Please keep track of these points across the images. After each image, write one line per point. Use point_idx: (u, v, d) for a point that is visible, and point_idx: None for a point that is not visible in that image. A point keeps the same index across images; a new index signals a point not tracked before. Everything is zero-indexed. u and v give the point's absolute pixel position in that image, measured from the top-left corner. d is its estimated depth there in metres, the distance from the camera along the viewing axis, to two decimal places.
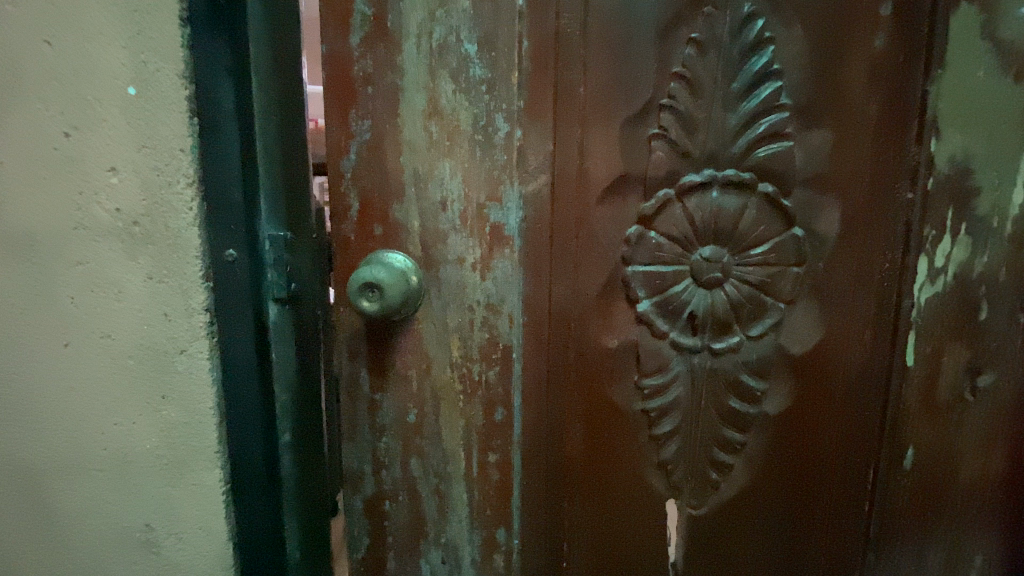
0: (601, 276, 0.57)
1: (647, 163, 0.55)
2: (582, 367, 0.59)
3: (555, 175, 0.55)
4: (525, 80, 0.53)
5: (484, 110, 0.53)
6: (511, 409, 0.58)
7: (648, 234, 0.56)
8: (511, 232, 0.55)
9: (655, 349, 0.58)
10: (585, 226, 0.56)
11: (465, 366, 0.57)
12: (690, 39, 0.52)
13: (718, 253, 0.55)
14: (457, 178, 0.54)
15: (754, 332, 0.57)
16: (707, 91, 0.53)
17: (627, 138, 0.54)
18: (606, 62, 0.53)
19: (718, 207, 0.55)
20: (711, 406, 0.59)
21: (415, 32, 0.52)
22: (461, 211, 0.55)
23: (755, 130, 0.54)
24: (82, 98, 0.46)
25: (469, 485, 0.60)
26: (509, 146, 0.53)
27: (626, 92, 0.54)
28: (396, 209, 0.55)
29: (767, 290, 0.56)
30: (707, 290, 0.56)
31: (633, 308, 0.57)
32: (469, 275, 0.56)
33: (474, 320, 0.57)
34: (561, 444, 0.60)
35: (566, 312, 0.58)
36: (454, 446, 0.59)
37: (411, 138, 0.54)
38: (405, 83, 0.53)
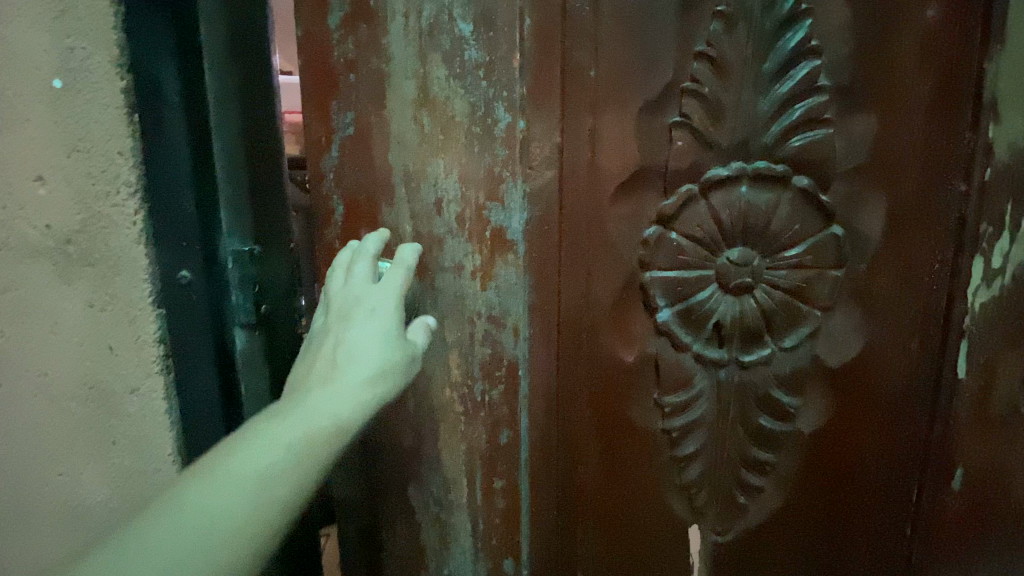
0: (616, 283, 0.51)
1: (667, 155, 0.48)
2: (595, 383, 0.53)
3: (564, 170, 0.49)
4: (528, 62, 0.46)
5: (482, 99, 0.47)
6: (517, 430, 0.52)
7: (669, 236, 0.50)
8: (514, 236, 0.49)
9: (677, 362, 0.52)
10: (598, 227, 0.50)
11: (466, 384, 0.52)
12: (716, 12, 0.46)
13: (747, 255, 0.50)
14: (452, 176, 0.48)
15: (788, 343, 0.51)
16: (735, 72, 0.47)
17: (644, 127, 0.48)
18: (619, 41, 0.47)
19: (748, 204, 0.49)
20: (742, 425, 0.53)
21: (402, 10, 0.45)
22: (459, 212, 0.49)
23: (791, 117, 0.47)
24: (6, 95, 0.41)
25: (473, 513, 0.54)
26: (510, 139, 0.47)
27: (644, 75, 0.47)
28: (385, 212, 0.49)
29: (803, 296, 0.50)
30: (735, 297, 0.51)
31: (652, 318, 0.51)
32: (469, 284, 0.50)
33: (475, 334, 0.51)
34: (573, 466, 0.55)
35: (577, 322, 0.52)
36: (455, 471, 0.53)
37: (400, 132, 0.47)
38: (391, 68, 0.46)
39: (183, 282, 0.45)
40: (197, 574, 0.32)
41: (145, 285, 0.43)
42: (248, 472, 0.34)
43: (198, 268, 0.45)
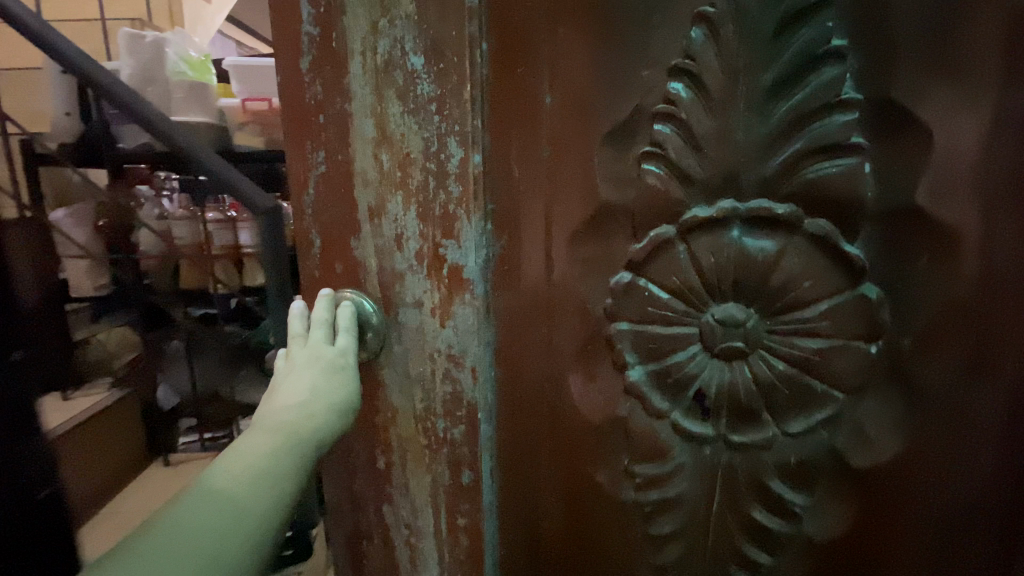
0: (581, 332, 0.45)
1: (640, 189, 0.41)
2: (560, 436, 0.48)
3: (521, 204, 0.44)
4: (482, 94, 0.42)
5: (435, 134, 0.44)
6: (478, 471, 0.50)
7: (640, 284, 0.42)
8: (471, 275, 0.45)
9: (650, 429, 0.45)
10: (560, 269, 0.45)
11: (428, 420, 0.50)
12: (698, 14, 0.37)
13: (739, 315, 0.40)
14: (411, 213, 0.46)
15: (794, 429, 0.40)
16: (724, 87, 0.37)
17: (610, 159, 0.41)
18: (579, 63, 0.41)
19: (742, 252, 0.39)
20: (728, 515, 0.44)
21: (359, 48, 0.44)
22: (417, 250, 0.46)
23: (802, 142, 0.36)
24: None
25: (440, 546, 0.53)
26: (463, 174, 0.44)
27: (607, 100, 0.40)
28: (355, 246, 0.48)
29: (815, 371, 0.39)
30: (725, 363, 0.41)
31: (621, 375, 0.44)
32: (430, 322, 0.47)
33: (436, 371, 0.48)
34: (536, 517, 0.51)
35: (542, 369, 0.47)
36: (421, 504, 0.52)
37: (362, 168, 0.46)
38: (353, 106, 0.45)
39: None
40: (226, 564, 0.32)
41: None
42: (251, 469, 0.36)
43: None
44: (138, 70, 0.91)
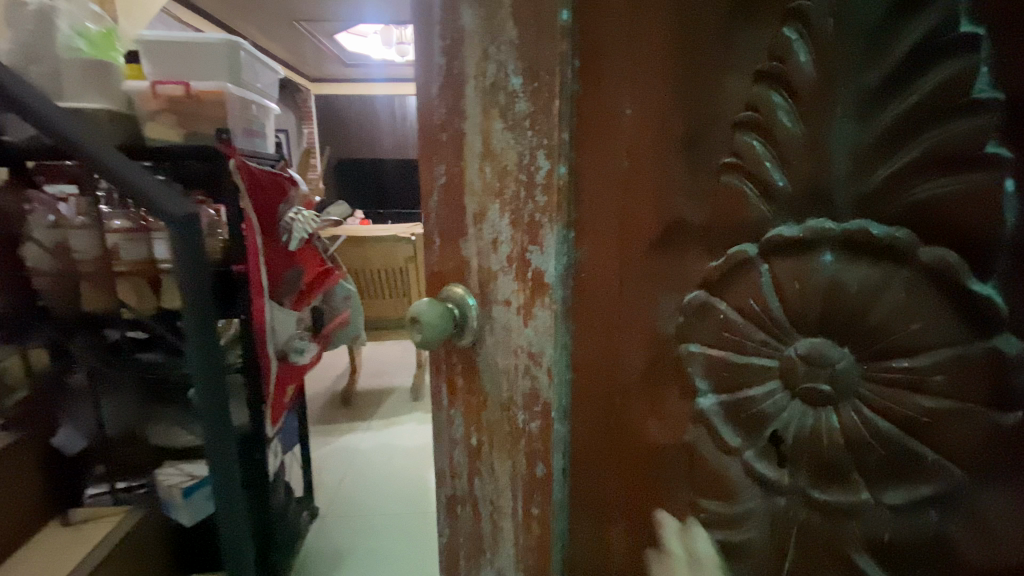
0: (648, 347, 0.39)
1: (716, 201, 0.35)
2: (622, 458, 0.41)
3: (595, 205, 0.37)
4: (571, 105, 0.35)
5: (527, 146, 0.36)
6: (555, 472, 0.40)
7: (715, 305, 0.36)
8: (551, 282, 0.37)
9: (718, 464, 0.39)
10: (633, 277, 0.38)
11: (507, 420, 0.41)
12: (788, 12, 0.31)
13: (824, 352, 0.34)
14: (505, 218, 0.38)
15: (891, 500, 0.33)
16: (823, 89, 0.31)
17: (689, 164, 0.35)
18: (658, 62, 0.34)
19: (834, 282, 0.33)
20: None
21: (472, 66, 0.37)
22: (506, 251, 0.38)
23: (915, 153, 0.30)
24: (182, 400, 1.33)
25: (516, 539, 0.42)
26: (550, 189, 0.36)
27: (694, 103, 0.34)
28: (461, 245, 0.40)
29: (923, 435, 0.32)
30: (808, 406, 0.35)
31: (689, 403, 0.39)
32: (514, 324, 0.39)
33: (518, 371, 0.39)
34: (598, 546, 0.43)
35: (612, 381, 0.40)
36: (503, 549, 0.43)
37: (467, 175, 0.39)
38: (461, 119, 0.38)
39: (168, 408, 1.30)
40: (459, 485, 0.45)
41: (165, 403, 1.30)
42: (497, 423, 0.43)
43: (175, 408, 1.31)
44: (20, 45, 1.12)
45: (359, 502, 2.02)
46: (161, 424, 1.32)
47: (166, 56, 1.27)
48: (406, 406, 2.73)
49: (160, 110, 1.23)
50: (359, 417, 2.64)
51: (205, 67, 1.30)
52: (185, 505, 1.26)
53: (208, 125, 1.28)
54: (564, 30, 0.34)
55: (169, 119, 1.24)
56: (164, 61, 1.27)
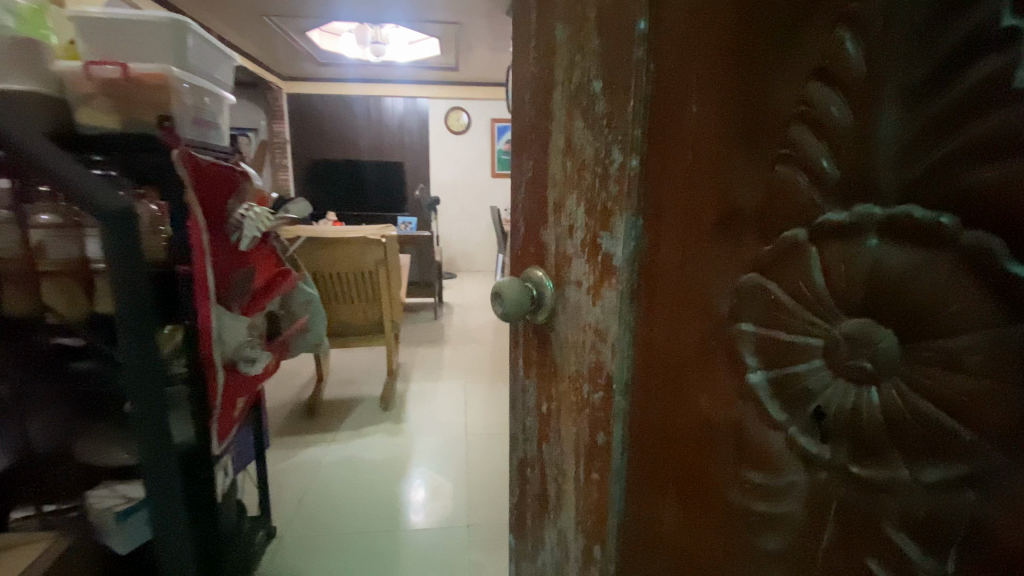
0: (702, 326, 0.41)
1: (771, 191, 0.37)
2: (676, 433, 0.44)
3: (660, 191, 0.41)
4: (645, 107, 0.40)
5: (604, 145, 0.42)
6: (614, 437, 0.44)
7: (766, 286, 0.39)
8: (619, 263, 0.42)
9: (762, 438, 0.41)
10: (690, 259, 0.41)
11: (574, 385, 0.47)
12: (844, 10, 0.34)
13: (864, 331, 0.36)
14: (580, 208, 0.44)
15: (929, 479, 0.34)
16: (872, 83, 0.34)
17: (746, 154, 0.38)
18: (721, 60, 0.37)
19: (876, 263, 0.35)
20: (847, 553, 0.39)
21: (561, 79, 0.44)
22: (580, 237, 0.44)
23: (965, 138, 0.31)
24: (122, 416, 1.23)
25: (579, 495, 0.48)
26: (622, 180, 0.41)
27: (753, 96, 0.37)
28: (544, 233, 0.48)
29: (960, 415, 0.33)
30: (851, 383, 0.37)
31: (739, 379, 0.41)
32: (585, 301, 0.45)
33: (586, 343, 0.45)
34: (648, 509, 0.46)
35: (669, 355, 0.43)
36: (567, 499, 0.50)
37: (552, 172, 0.46)
38: (550, 124, 0.46)
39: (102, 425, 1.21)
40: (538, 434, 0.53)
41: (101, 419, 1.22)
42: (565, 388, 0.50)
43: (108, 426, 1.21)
44: None
45: (328, 516, 1.94)
46: (90, 442, 1.20)
47: (104, 37, 1.26)
48: (377, 415, 2.68)
49: (95, 93, 1.19)
50: (330, 424, 2.60)
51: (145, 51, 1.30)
52: (120, 530, 1.16)
53: (151, 112, 1.26)
54: (642, 37, 0.39)
55: (104, 103, 1.20)
56: (103, 43, 1.26)
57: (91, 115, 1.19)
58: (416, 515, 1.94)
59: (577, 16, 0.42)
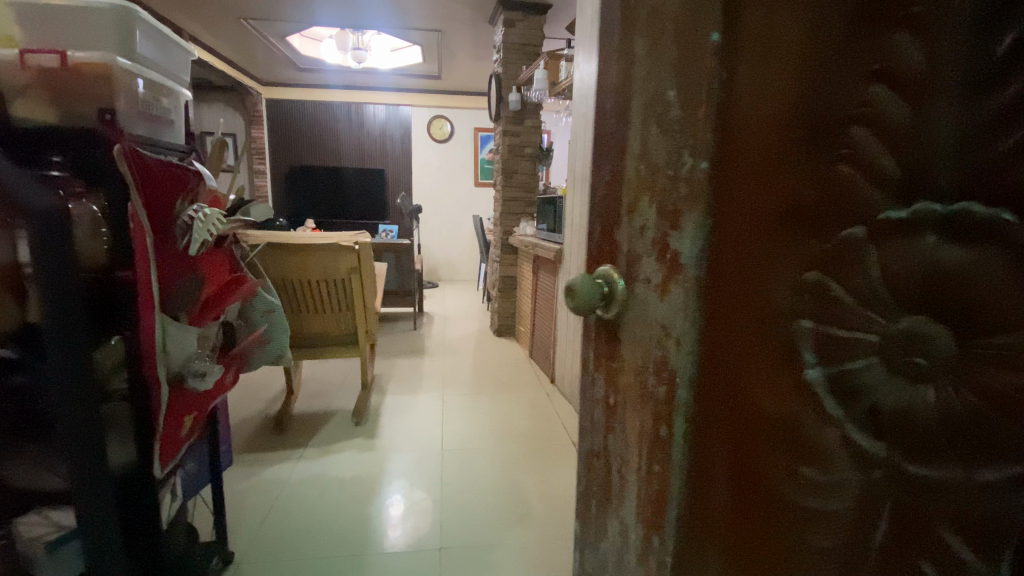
0: (760, 321, 0.42)
1: (831, 186, 0.39)
2: (739, 434, 0.44)
3: (727, 189, 0.41)
4: (716, 112, 0.40)
5: (678, 145, 0.42)
6: (676, 431, 0.43)
7: (824, 283, 0.40)
8: (687, 261, 0.42)
9: (817, 433, 0.42)
10: (751, 256, 0.42)
11: (640, 385, 0.46)
12: (905, 23, 0.37)
13: (921, 328, 0.38)
14: (651, 209, 0.44)
15: (984, 476, 0.38)
16: (929, 89, 0.36)
17: (809, 154, 0.40)
18: (789, 64, 0.39)
19: (933, 262, 0.37)
20: (886, 542, 0.41)
21: (638, 83, 0.46)
22: (651, 236, 0.44)
23: (1017, 151, 0.35)
24: (45, 435, 1.12)
25: (638, 489, 0.48)
26: (694, 184, 0.41)
27: (816, 99, 0.39)
28: (617, 233, 0.49)
29: (1012, 409, 0.36)
30: (909, 381, 0.39)
31: (796, 374, 0.42)
32: (652, 299, 0.44)
33: (651, 344, 0.45)
34: (701, 505, 0.44)
35: (727, 352, 0.43)
36: (626, 495, 0.49)
37: (626, 174, 0.48)
38: (625, 128, 0.48)
39: (32, 446, 1.11)
40: (597, 427, 0.54)
41: (27, 438, 1.11)
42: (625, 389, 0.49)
43: (39, 445, 1.12)
44: None
45: (291, 540, 1.82)
46: (20, 462, 1.11)
47: (39, 24, 1.15)
48: (349, 431, 2.58)
49: (30, 83, 1.11)
50: (299, 442, 2.48)
51: (89, 38, 1.18)
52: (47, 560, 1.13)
53: (93, 105, 1.16)
54: (715, 48, 0.39)
55: (41, 94, 1.12)
56: (39, 29, 1.16)
57: (26, 106, 1.11)
58: (392, 531, 1.87)
59: (655, 22, 0.44)
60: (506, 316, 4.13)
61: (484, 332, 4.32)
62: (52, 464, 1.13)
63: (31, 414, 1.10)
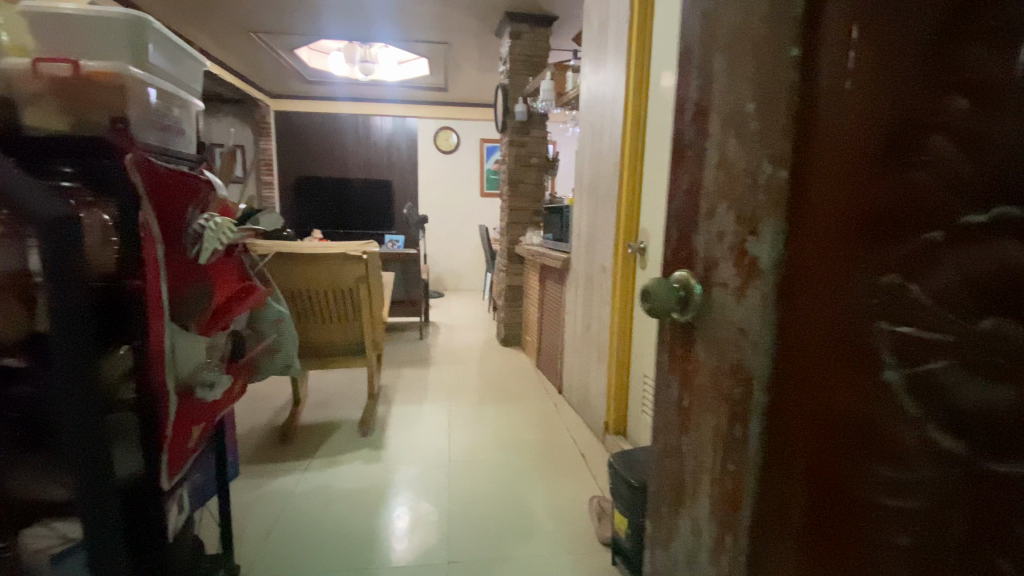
0: (837, 322, 0.44)
1: (907, 191, 0.40)
2: (820, 426, 0.46)
3: (804, 196, 0.45)
4: (795, 124, 0.44)
5: (758, 156, 0.47)
6: (750, 432, 0.49)
7: (905, 286, 0.41)
8: (765, 266, 0.47)
9: (896, 434, 0.43)
10: (830, 258, 0.44)
11: (718, 378, 0.52)
12: (985, 28, 0.36)
13: (1000, 328, 0.37)
14: (730, 216, 0.51)
15: None
16: (1011, 90, 0.35)
17: (887, 162, 0.41)
18: (869, 77, 0.41)
19: (1012, 259, 0.36)
20: (970, 552, 0.39)
21: (718, 102, 0.53)
22: (729, 241, 0.51)
23: None
24: (47, 449, 1.00)
25: (713, 476, 0.54)
26: (772, 190, 0.46)
27: (894, 110, 0.40)
28: (694, 238, 0.57)
29: None
30: (989, 380, 0.38)
31: (873, 375, 0.43)
32: (730, 299, 0.50)
33: (728, 343, 0.51)
34: (778, 488, 0.48)
35: (803, 348, 0.46)
36: (703, 471, 0.56)
37: (706, 183, 0.55)
38: (707, 142, 0.54)
39: (33, 459, 1.00)
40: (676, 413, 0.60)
41: (28, 451, 1.00)
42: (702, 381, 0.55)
43: (39, 458, 1.00)
44: None
45: (298, 551, 1.80)
46: (22, 475, 1.00)
47: (52, 29, 1.13)
48: (356, 442, 2.56)
49: (42, 92, 1.06)
50: (309, 451, 2.47)
51: (101, 48, 1.15)
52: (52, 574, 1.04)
53: (106, 114, 1.11)
54: (794, 62, 0.44)
55: (53, 102, 1.07)
56: (52, 35, 1.14)
57: (39, 115, 1.06)
58: (398, 543, 1.84)
59: (735, 48, 0.50)
60: (511, 326, 4.14)
61: (489, 342, 4.32)
62: (55, 478, 1.01)
63: (35, 423, 1.00)
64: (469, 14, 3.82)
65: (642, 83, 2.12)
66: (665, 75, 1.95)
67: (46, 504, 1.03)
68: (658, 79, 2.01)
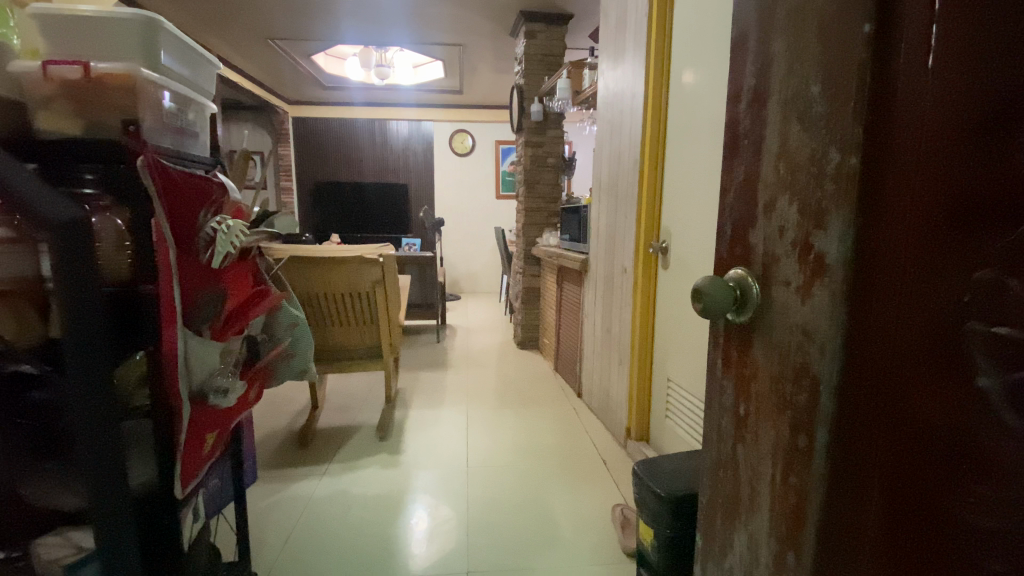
0: (924, 323, 0.40)
1: (1009, 178, 0.36)
2: (907, 438, 0.41)
3: (877, 186, 0.41)
4: (868, 109, 0.41)
5: (824, 143, 0.45)
6: (817, 442, 0.46)
7: (1003, 280, 0.38)
8: (834, 262, 0.44)
9: (991, 440, 0.40)
10: (913, 253, 0.39)
11: (779, 378, 0.51)
12: None
13: None
14: (792, 209, 0.49)
15: None
16: None
17: (982, 146, 0.37)
18: (957, 53, 0.37)
19: None
20: None
21: (777, 90, 0.51)
22: (791, 236, 0.49)
23: None
24: (62, 457, 0.98)
25: (773, 478, 0.52)
26: (841, 179, 0.43)
27: (988, 89, 0.36)
28: (752, 232, 0.55)
29: None
30: None
31: (965, 378, 0.40)
32: (794, 299, 0.48)
33: (792, 345, 0.49)
34: (849, 506, 0.44)
35: (884, 352, 0.41)
36: (763, 473, 0.54)
37: (764, 175, 0.53)
38: (766, 131, 0.53)
39: (47, 467, 0.97)
40: (735, 415, 0.59)
41: (45, 458, 0.98)
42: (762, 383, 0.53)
43: (55, 465, 0.97)
44: None
45: (314, 558, 1.77)
46: (36, 483, 0.97)
47: (64, 32, 1.08)
48: (373, 446, 2.54)
49: (54, 95, 1.04)
50: (331, 454, 2.48)
51: (113, 48, 1.11)
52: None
53: (117, 116, 1.09)
54: (866, 41, 0.41)
55: (65, 105, 1.05)
56: (64, 37, 1.08)
57: (50, 119, 1.04)
58: (416, 549, 1.81)
59: (796, 31, 0.48)
60: (528, 328, 4.10)
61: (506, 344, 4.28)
62: (67, 487, 0.98)
63: (54, 429, 0.98)
64: (483, 15, 3.81)
65: (663, 76, 2.07)
66: (687, 71, 1.90)
67: (60, 513, 1.00)
68: (680, 74, 1.95)
